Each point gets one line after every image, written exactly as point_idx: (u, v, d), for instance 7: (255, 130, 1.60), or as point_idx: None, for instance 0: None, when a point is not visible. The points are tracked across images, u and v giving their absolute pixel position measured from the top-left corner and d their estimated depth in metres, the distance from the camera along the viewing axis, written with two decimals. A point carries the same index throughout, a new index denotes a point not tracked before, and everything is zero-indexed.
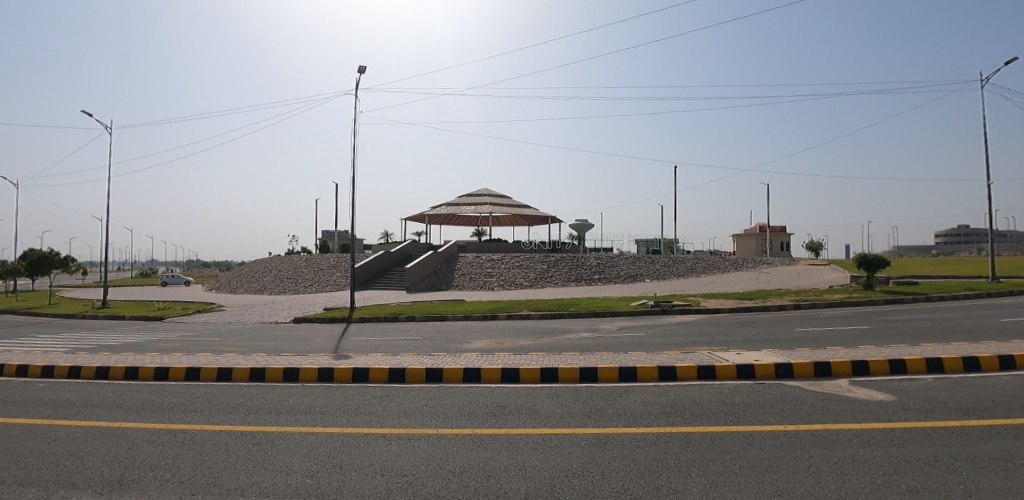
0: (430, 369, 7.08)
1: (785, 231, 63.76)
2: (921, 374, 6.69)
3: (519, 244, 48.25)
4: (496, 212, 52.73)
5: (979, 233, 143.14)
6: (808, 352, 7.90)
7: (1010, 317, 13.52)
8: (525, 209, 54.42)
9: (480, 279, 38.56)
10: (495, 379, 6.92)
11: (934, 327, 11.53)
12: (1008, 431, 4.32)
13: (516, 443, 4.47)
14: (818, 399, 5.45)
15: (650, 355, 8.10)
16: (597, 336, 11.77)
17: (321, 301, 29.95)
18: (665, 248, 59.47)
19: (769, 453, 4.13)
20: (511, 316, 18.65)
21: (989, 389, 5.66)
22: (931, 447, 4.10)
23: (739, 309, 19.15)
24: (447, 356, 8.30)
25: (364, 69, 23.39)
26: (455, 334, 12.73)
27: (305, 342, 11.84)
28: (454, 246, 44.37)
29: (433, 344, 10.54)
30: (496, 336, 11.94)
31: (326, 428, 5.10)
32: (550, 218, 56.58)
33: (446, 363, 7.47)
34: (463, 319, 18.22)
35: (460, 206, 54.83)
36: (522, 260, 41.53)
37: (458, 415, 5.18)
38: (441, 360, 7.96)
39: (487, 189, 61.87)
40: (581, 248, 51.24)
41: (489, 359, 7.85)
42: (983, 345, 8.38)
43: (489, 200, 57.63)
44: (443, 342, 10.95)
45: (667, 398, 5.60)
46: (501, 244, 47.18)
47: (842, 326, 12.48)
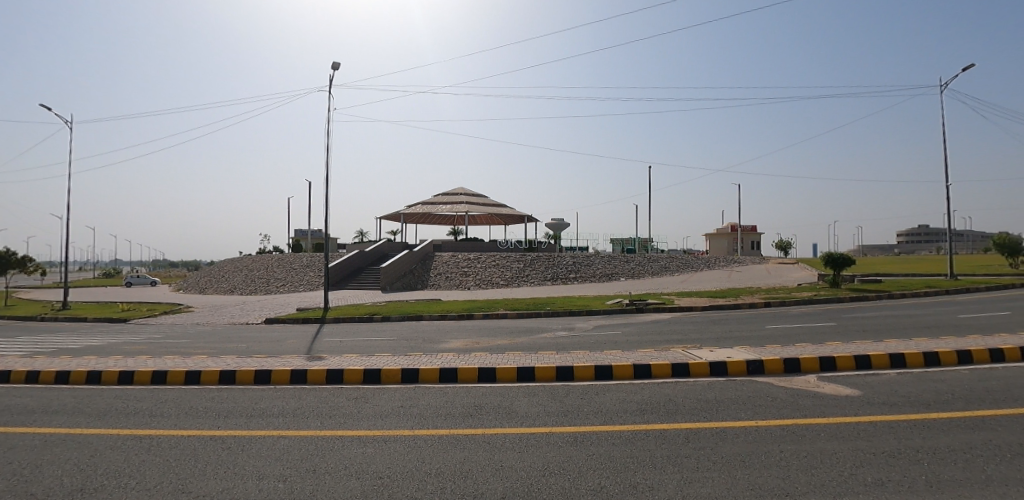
0: (405, 369, 6.97)
1: (755, 231, 65.50)
2: (884, 370, 6.89)
3: (496, 244, 48.24)
4: (473, 211, 52.61)
5: (938, 233, 149.55)
6: (778, 349, 8.06)
7: (967, 313, 14.13)
8: (502, 209, 54.48)
9: (457, 279, 38.39)
10: (470, 379, 6.85)
11: (898, 323, 11.96)
12: (967, 423, 4.49)
13: (493, 443, 4.44)
14: (787, 395, 5.56)
15: (626, 353, 8.14)
16: (572, 335, 11.80)
17: (294, 302, 29.37)
18: (639, 248, 60.29)
19: (742, 448, 4.21)
20: (488, 315, 18.65)
21: (949, 384, 5.87)
22: (894, 440, 4.23)
23: (711, 307, 19.55)
24: (423, 357, 8.17)
25: (338, 65, 22.72)
26: (430, 334, 12.58)
27: (279, 343, 11.58)
28: (430, 245, 44.08)
29: (409, 344, 10.45)
30: (472, 336, 11.91)
31: (298, 431, 4.98)
32: (526, 218, 56.62)
33: (423, 364, 7.37)
34: (438, 319, 18.08)
35: (437, 205, 54.46)
36: (498, 260, 41.49)
37: (434, 415, 5.05)
38: (417, 359, 7.87)
39: (462, 188, 61.42)
40: (558, 247, 51.66)
41: (466, 359, 7.76)
42: (942, 340, 8.73)
43: (466, 198, 57.44)
44: (420, 342, 10.79)
45: (642, 397, 5.60)
46: (478, 244, 47.12)
47: (810, 323, 12.79)
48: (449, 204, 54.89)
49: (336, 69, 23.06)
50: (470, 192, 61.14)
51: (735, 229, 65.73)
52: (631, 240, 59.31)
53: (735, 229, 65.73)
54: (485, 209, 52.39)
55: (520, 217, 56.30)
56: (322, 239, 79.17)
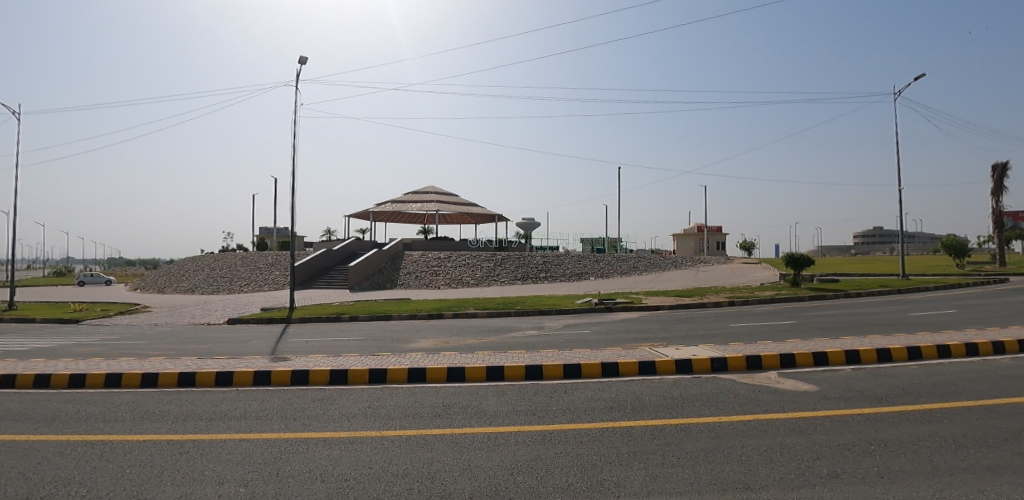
0: (372, 369, 6.86)
1: (720, 232, 67.27)
2: (840, 366, 7.15)
3: (467, 243, 48.10)
4: (444, 210, 52.35)
5: (893, 235, 156.48)
6: (742, 347, 8.27)
7: (917, 311, 14.82)
8: (473, 208, 54.38)
9: (427, 278, 38.07)
10: (439, 379, 6.79)
11: (853, 321, 12.45)
12: (916, 416, 4.70)
13: (462, 443, 4.40)
14: (750, 391, 5.71)
15: (594, 352, 8.21)
16: (541, 334, 11.85)
17: (258, 301, 28.60)
18: (608, 248, 61.10)
19: (706, 443, 4.29)
20: (458, 315, 18.56)
21: (901, 379, 6.13)
22: (850, 433, 4.39)
23: (678, 306, 19.94)
24: (391, 356, 8.06)
25: (305, 60, 22.20)
26: (399, 333, 12.45)
27: (242, 344, 11.24)
28: (399, 244, 43.64)
29: (377, 344, 10.30)
30: (442, 335, 11.83)
31: (261, 434, 4.84)
32: (497, 217, 56.69)
33: (391, 364, 7.27)
34: (407, 319, 17.90)
35: (407, 204, 53.96)
36: (468, 259, 41.40)
37: (402, 416, 4.98)
38: (385, 360, 7.75)
39: (433, 186, 60.99)
40: (529, 247, 51.86)
41: (434, 359, 7.69)
42: (894, 337, 9.13)
43: (436, 197, 57.10)
44: (388, 342, 10.66)
45: (610, 394, 5.67)
46: (449, 243, 46.91)
47: (772, 322, 13.18)
48: (420, 203, 54.46)
49: (302, 63, 22.47)
50: (441, 191, 60.78)
51: (701, 230, 67.32)
52: (601, 240, 60.11)
53: (701, 230, 67.32)
54: (456, 209, 52.18)
55: (491, 216, 56.33)
56: (288, 238, 77.35)
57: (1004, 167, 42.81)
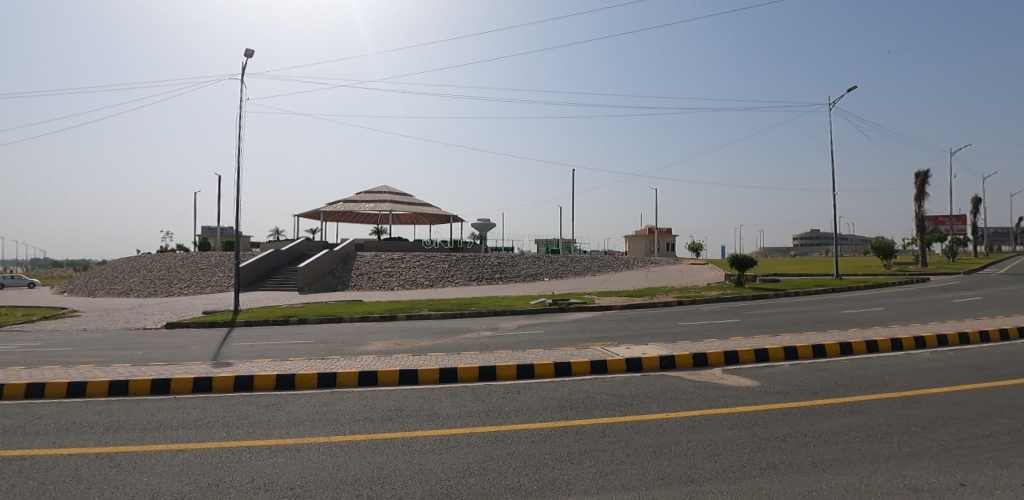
0: (322, 374, 6.66)
1: (670, 234, 69.74)
2: (780, 362, 7.50)
3: (421, 243, 47.69)
4: (397, 210, 51.74)
5: (833, 237, 166.54)
6: (689, 345, 8.54)
7: (849, 308, 15.81)
8: (427, 209, 54.01)
9: (380, 279, 37.41)
10: (391, 382, 6.67)
11: (791, 319, 13.14)
12: (847, 408, 4.99)
13: (414, 447, 4.34)
14: (696, 387, 5.90)
15: (548, 352, 8.29)
16: (495, 335, 11.87)
17: (202, 304, 27.25)
18: (563, 249, 62.16)
19: (654, 439, 4.40)
20: (411, 316, 18.34)
21: (833, 373, 6.51)
22: (787, 426, 4.61)
23: (629, 306, 20.46)
24: (342, 360, 7.85)
25: (251, 53, 21.33)
26: (350, 336, 12.17)
27: (180, 350, 10.66)
28: (352, 245, 42.76)
29: (327, 348, 10.02)
30: (395, 337, 11.64)
31: (200, 443, 4.60)
32: (453, 218, 56.49)
33: (342, 367, 7.08)
34: (359, 321, 17.52)
35: (359, 204, 52.93)
36: (422, 260, 41.10)
37: (351, 420, 4.86)
38: (335, 363, 7.55)
39: (388, 186, 60.02)
40: (483, 248, 52.03)
41: (386, 361, 7.55)
42: (827, 334, 9.70)
43: (390, 197, 56.33)
44: (338, 345, 10.39)
45: (562, 394, 5.73)
46: (402, 243, 46.32)
47: (717, 320, 13.73)
48: (372, 202, 53.60)
49: (249, 56, 21.54)
50: (395, 191, 59.90)
51: (652, 232, 69.55)
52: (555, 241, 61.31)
53: (652, 231, 69.55)
54: (410, 209, 51.69)
55: (447, 217, 56.05)
56: (233, 238, 74.15)
57: (925, 174, 46.35)
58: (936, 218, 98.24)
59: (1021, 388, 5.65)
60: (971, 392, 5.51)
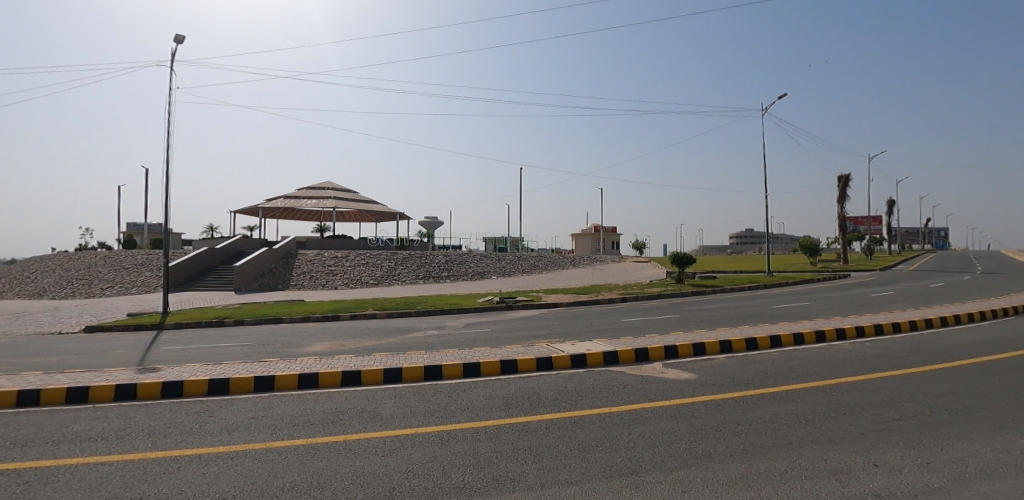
0: (260, 377, 6.38)
1: (615, 232, 71.97)
2: (715, 355, 7.87)
3: (366, 241, 46.71)
4: (340, 207, 50.45)
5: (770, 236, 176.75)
6: (631, 340, 8.80)
7: (779, 303, 16.85)
8: (372, 206, 52.95)
9: (323, 278, 36.35)
10: (333, 384, 6.49)
11: (726, 314, 13.85)
12: (776, 397, 5.30)
13: (356, 450, 4.23)
14: (638, 381, 6.08)
15: (495, 350, 8.32)
16: (442, 334, 11.79)
17: (129, 306, 25.47)
18: (510, 247, 62.71)
19: (596, 434, 4.50)
20: (356, 316, 17.93)
21: (764, 364, 6.90)
22: (721, 416, 4.83)
23: (575, 303, 20.88)
24: (281, 362, 7.56)
25: (181, 39, 19.99)
26: (291, 337, 11.74)
27: (100, 356, 9.89)
28: (292, 242, 41.22)
29: (265, 350, 9.63)
30: (338, 338, 11.34)
31: (123, 455, 4.30)
32: (399, 215, 55.67)
33: (281, 370, 6.82)
34: (299, 322, 16.91)
35: (301, 200, 51.11)
36: (368, 258, 40.31)
37: (291, 425, 4.69)
38: (275, 366, 7.25)
39: (331, 182, 58.32)
40: (431, 246, 51.70)
41: (329, 363, 7.35)
42: (758, 327, 10.29)
43: (333, 193, 54.78)
44: (278, 347, 10.01)
45: (508, 391, 5.76)
46: (346, 241, 45.20)
47: (658, 316, 14.26)
48: (315, 199, 51.96)
49: (178, 42, 20.16)
50: (338, 188, 58.25)
51: (598, 231, 71.43)
52: (503, 240, 61.78)
53: (598, 230, 71.44)
54: (354, 206, 50.52)
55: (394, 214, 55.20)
56: (162, 235, 69.66)
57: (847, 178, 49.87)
58: (856, 218, 106.39)
59: (926, 375, 6.21)
60: (884, 379, 5.99)
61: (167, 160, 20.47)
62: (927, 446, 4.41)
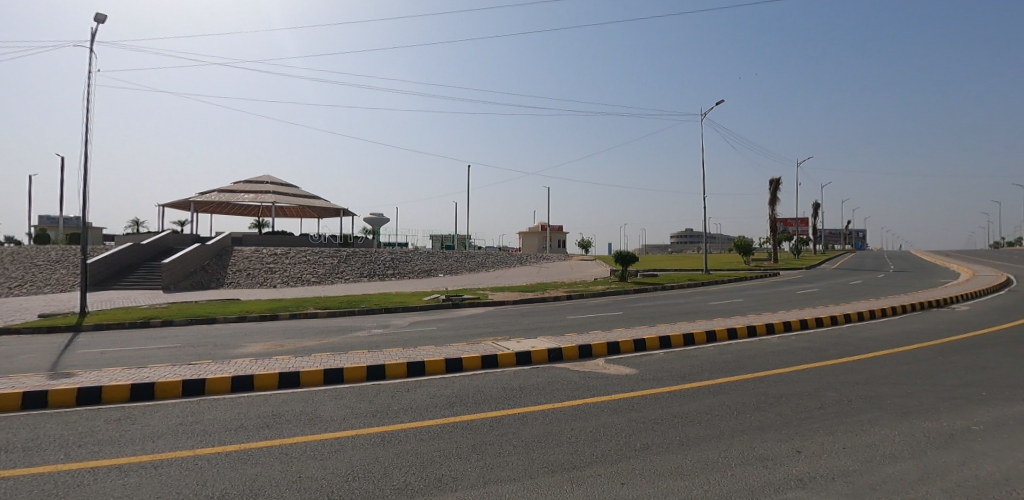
0: (190, 381, 6.04)
1: (562, 231, 73.47)
2: (655, 350, 8.17)
3: (308, 237, 45.24)
4: (281, 202, 48.59)
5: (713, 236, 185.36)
6: (576, 337, 8.99)
7: (715, 300, 17.74)
8: (314, 201, 51.35)
9: (261, 276, 34.98)
10: (270, 386, 6.25)
11: (666, 310, 14.45)
12: (710, 389, 5.57)
13: (294, 454, 4.09)
14: (581, 377, 6.23)
15: (441, 348, 8.28)
16: (386, 332, 11.61)
17: (44, 306, 23.42)
18: (458, 245, 62.60)
19: (539, 430, 4.58)
20: (296, 315, 17.33)
21: (700, 358, 7.24)
22: (660, 408, 5.03)
23: (522, 301, 21.10)
24: (213, 365, 7.18)
25: (102, 18, 18.53)
26: (224, 338, 11.20)
27: (2, 362, 9.02)
28: (226, 238, 39.28)
29: (196, 352, 9.13)
30: (276, 338, 10.93)
31: (29, 469, 3.96)
32: (342, 211, 54.28)
33: (214, 373, 6.49)
34: (234, 322, 16.16)
35: (236, 194, 48.79)
36: (309, 255, 39.13)
37: (223, 430, 4.48)
38: (206, 368, 6.88)
39: (270, 176, 56.11)
40: (375, 243, 50.84)
41: (267, 364, 7.07)
42: (694, 323, 10.80)
43: (273, 188, 52.65)
44: (210, 349, 9.52)
45: (453, 390, 5.75)
46: (286, 237, 43.62)
47: (601, 313, 14.66)
48: (252, 193, 49.73)
49: (99, 21, 18.66)
50: (277, 181, 56.05)
51: (545, 229, 72.68)
52: (451, 237, 61.68)
53: (545, 229, 72.69)
54: (295, 201, 48.81)
55: (337, 210, 53.80)
56: (78, 230, 64.36)
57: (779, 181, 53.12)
58: (785, 220, 113.90)
59: (843, 365, 6.72)
60: (807, 371, 6.43)
61: (87, 148, 18.96)
62: (844, 432, 4.76)
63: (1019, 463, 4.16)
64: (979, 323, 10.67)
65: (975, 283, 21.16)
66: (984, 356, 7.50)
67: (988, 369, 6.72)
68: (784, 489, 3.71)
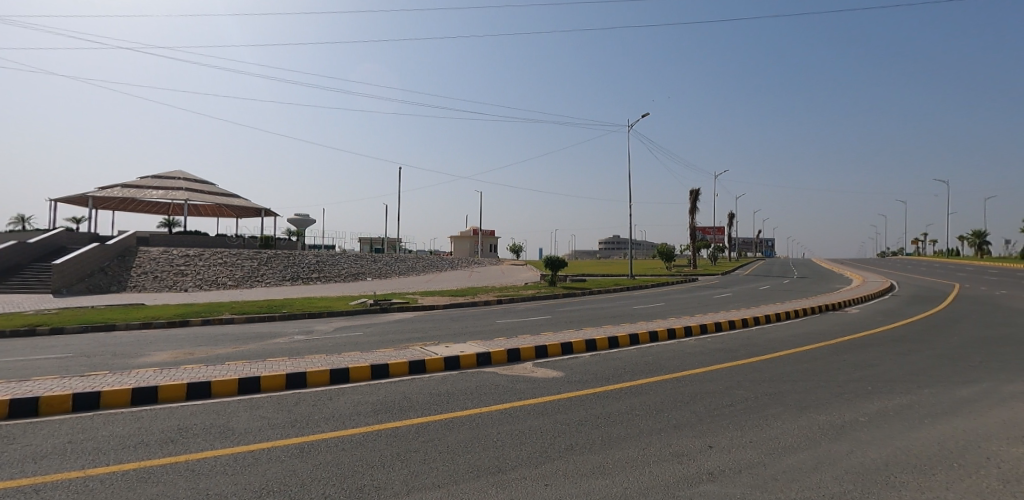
0: (83, 394, 5.51)
1: (494, 236, 74.21)
2: (581, 353, 8.43)
3: (226, 238, 42.57)
4: (194, 199, 45.35)
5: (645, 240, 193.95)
6: (504, 341, 9.09)
7: (639, 303, 18.62)
8: (231, 200, 48.41)
9: (170, 279, 32.55)
10: (177, 397, 5.85)
11: (593, 314, 14.93)
12: (632, 390, 5.85)
13: (202, 470, 3.85)
14: (509, 381, 6.32)
15: (367, 354, 8.09)
16: (310, 338, 11.18)
17: None
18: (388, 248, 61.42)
19: (465, 435, 4.61)
20: (209, 321, 16.26)
21: (622, 360, 7.57)
22: (584, 410, 5.21)
23: (452, 305, 21.02)
24: (110, 376, 6.58)
25: None
26: (123, 347, 10.26)
27: None
28: (131, 237, 36.15)
29: (88, 363, 8.30)
30: (184, 346, 10.17)
31: None
32: (263, 211, 51.59)
33: (113, 385, 5.96)
34: (137, 330, 14.87)
35: (143, 190, 44.93)
36: (225, 257, 36.88)
37: (121, 448, 4.14)
38: (103, 380, 6.30)
39: (182, 172, 52.32)
40: (299, 246, 48.83)
41: (175, 374, 6.60)
42: (619, 326, 11.26)
43: (184, 184, 49.03)
44: (108, 358, 8.73)
45: (378, 397, 5.65)
46: (200, 237, 40.80)
47: (531, 317, 14.91)
48: (161, 189, 46.03)
49: None
50: (191, 178, 52.31)
51: (477, 234, 73.05)
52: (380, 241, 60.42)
53: (477, 233, 73.06)
54: (209, 199, 45.75)
55: (259, 209, 51.10)
56: None
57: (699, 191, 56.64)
58: (705, 228, 121.76)
59: (751, 364, 7.27)
60: (718, 370, 6.90)
61: None
62: (751, 426, 5.16)
63: (895, 449, 4.70)
64: (865, 324, 11.95)
65: (864, 289, 23.67)
66: (869, 353, 8.39)
67: (873, 365, 7.53)
68: (696, 483, 3.96)
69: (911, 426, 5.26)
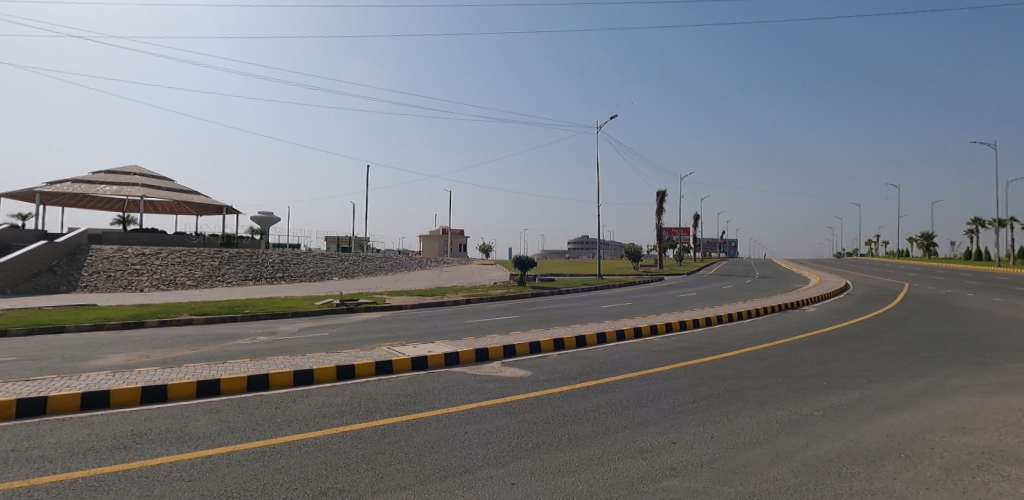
0: (27, 400, 5.24)
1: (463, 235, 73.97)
2: (549, 352, 8.51)
3: (185, 236, 41.05)
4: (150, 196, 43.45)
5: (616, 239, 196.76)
6: (472, 341, 9.09)
7: (608, 302, 18.91)
8: (190, 197, 46.64)
9: (124, 279, 31.19)
10: (131, 401, 5.65)
11: (561, 313, 15.08)
12: (599, 388, 5.95)
13: (157, 477, 3.74)
14: (477, 381, 6.33)
15: (332, 355, 7.97)
16: (273, 340, 10.91)
17: None
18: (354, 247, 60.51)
19: (432, 435, 4.60)
20: (165, 323, 15.65)
21: (589, 359, 7.68)
22: (551, 408, 5.28)
23: (420, 305, 20.86)
24: (57, 381, 6.28)
25: None
26: (71, 350, 9.78)
27: None
28: (82, 235, 34.44)
29: (31, 367, 7.88)
30: (137, 349, 9.77)
31: None
32: (226, 208, 49.99)
33: (60, 390, 5.69)
34: (85, 332, 14.19)
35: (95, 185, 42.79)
36: (184, 256, 35.60)
37: (69, 456, 3.97)
38: (49, 385, 6.00)
39: (139, 167, 50.21)
40: (263, 245, 47.55)
41: (127, 378, 6.35)
42: (586, 325, 11.42)
43: (140, 180, 46.93)
44: (54, 363, 8.32)
45: (343, 398, 5.58)
46: (157, 236, 39.21)
47: (500, 317, 14.95)
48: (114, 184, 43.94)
49: None
50: (147, 173, 50.16)
51: (446, 233, 72.68)
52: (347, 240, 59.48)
53: (446, 233, 72.69)
54: (166, 196, 43.96)
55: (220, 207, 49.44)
56: None
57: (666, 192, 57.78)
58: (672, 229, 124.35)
59: (714, 362, 7.49)
60: (682, 368, 7.08)
61: None
62: (712, 422, 5.32)
63: (847, 441, 4.94)
64: (820, 322, 12.47)
65: (821, 288, 24.67)
66: (825, 350, 8.76)
67: (827, 362, 7.87)
68: (659, 478, 4.07)
69: (862, 419, 5.53)
